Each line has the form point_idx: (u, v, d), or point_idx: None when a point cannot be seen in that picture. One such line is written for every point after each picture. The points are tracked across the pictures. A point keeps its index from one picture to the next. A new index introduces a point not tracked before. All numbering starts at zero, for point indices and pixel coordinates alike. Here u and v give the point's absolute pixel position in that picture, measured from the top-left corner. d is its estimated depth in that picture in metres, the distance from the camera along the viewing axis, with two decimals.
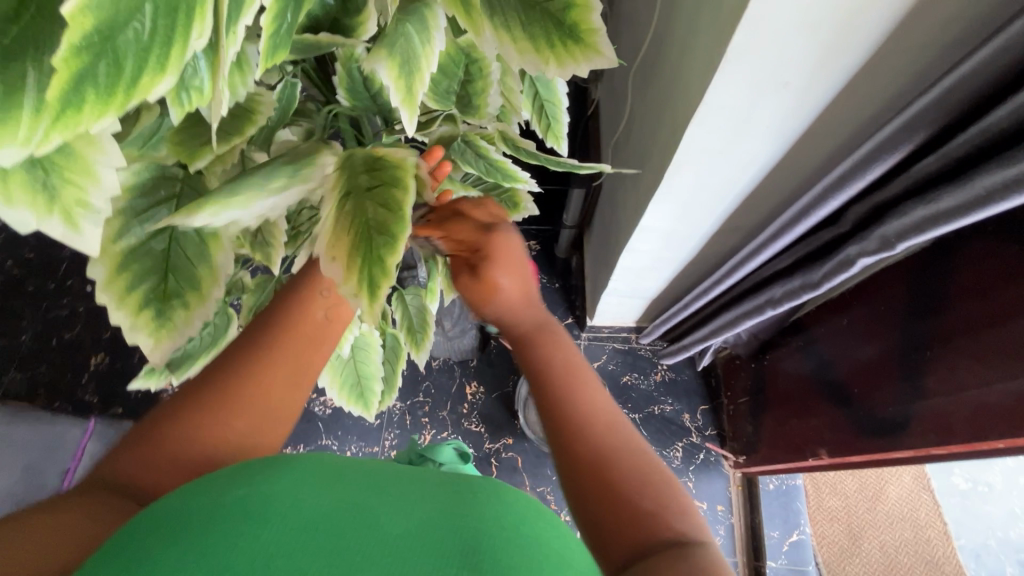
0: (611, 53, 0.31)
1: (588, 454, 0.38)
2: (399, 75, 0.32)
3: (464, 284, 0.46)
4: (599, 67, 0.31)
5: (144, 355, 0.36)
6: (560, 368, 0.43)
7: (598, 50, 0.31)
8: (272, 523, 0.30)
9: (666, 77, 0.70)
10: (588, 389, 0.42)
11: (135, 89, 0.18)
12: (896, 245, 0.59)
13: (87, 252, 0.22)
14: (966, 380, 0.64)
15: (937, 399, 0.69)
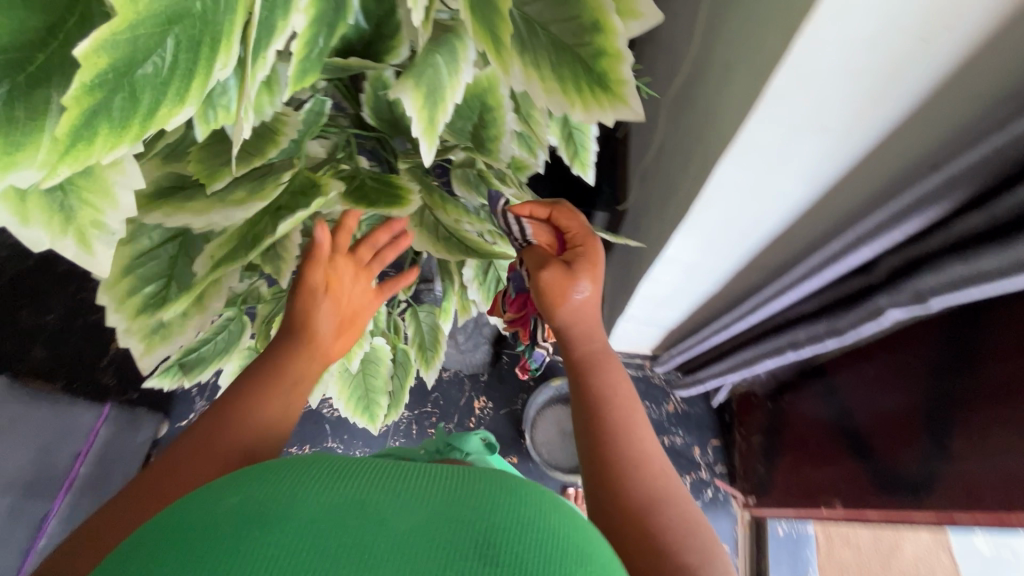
0: (636, 106, 0.30)
1: (637, 493, 0.42)
2: (424, 105, 0.32)
3: (553, 277, 0.51)
4: (624, 117, 0.31)
5: (133, 359, 0.37)
6: (621, 400, 0.48)
7: (624, 102, 0.31)
8: (276, 517, 0.27)
9: (699, 111, 0.69)
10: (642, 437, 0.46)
11: (153, 120, 0.18)
12: (929, 301, 0.56)
13: (98, 274, 0.22)
14: (997, 447, 0.61)
15: (965, 463, 0.66)
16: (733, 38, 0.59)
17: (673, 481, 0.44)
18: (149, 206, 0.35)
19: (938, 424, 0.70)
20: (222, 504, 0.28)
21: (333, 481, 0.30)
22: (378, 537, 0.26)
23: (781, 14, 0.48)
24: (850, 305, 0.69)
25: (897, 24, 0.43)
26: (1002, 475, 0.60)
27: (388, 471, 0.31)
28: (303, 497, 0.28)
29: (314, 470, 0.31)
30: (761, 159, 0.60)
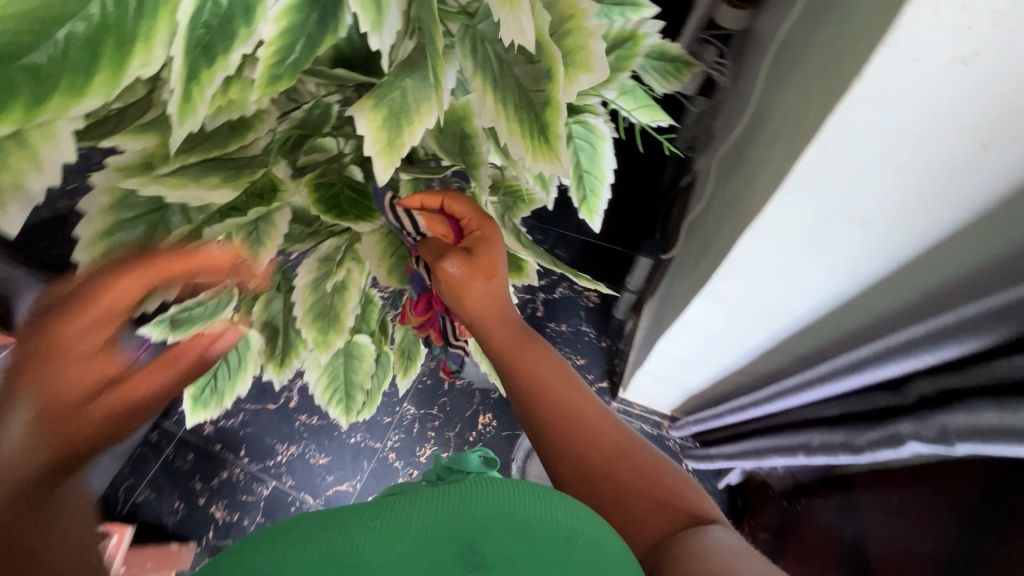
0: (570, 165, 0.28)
1: (591, 459, 0.43)
2: (382, 126, 0.32)
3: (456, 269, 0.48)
4: (554, 173, 0.29)
5: None
6: (560, 388, 0.47)
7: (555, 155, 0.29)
8: None
9: (744, 176, 0.65)
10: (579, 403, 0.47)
11: (44, 107, 0.20)
12: (954, 443, 0.48)
13: (5, 230, 0.24)
14: None
15: None
16: (783, 107, 0.55)
17: (620, 448, 0.44)
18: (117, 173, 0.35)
19: None
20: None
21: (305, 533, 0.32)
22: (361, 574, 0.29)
23: (822, 93, 0.44)
24: (873, 423, 0.61)
25: (949, 125, 0.37)
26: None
27: (334, 520, 0.33)
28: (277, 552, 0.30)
29: (286, 528, 0.33)
30: (789, 239, 0.55)
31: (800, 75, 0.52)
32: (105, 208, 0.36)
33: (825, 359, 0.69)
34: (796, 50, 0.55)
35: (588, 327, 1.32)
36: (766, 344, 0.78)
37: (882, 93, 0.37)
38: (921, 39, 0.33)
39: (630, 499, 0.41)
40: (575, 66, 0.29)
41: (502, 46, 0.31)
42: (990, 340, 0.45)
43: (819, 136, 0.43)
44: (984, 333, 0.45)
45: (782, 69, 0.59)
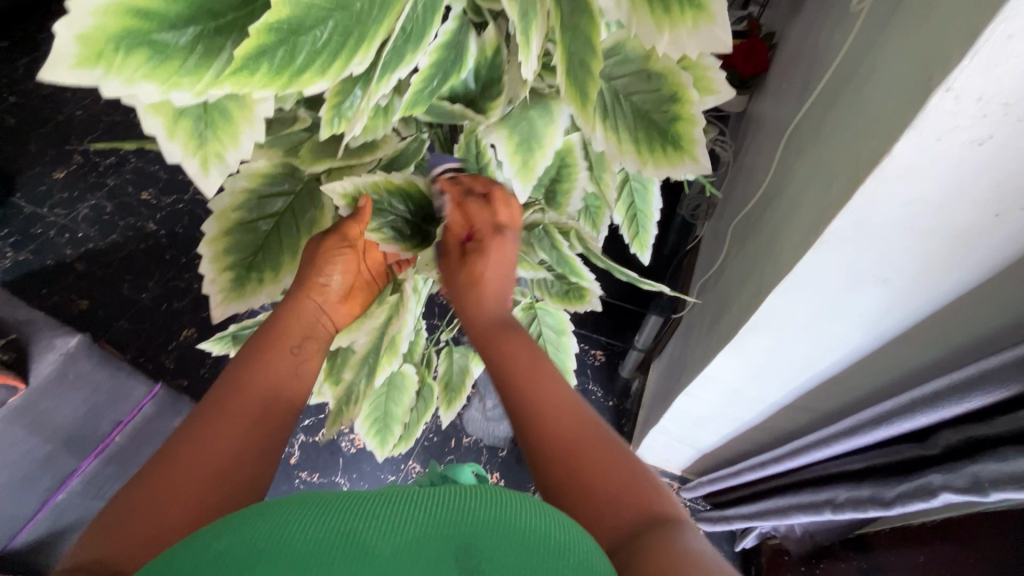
0: (706, 163, 0.34)
1: (558, 436, 0.39)
2: (516, 151, 0.41)
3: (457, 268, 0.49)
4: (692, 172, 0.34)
5: (209, 307, 0.42)
6: (526, 358, 0.45)
7: (693, 158, 0.34)
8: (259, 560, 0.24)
9: (764, 229, 0.71)
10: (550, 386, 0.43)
11: (297, 79, 0.23)
12: (989, 492, 0.49)
13: (204, 191, 0.27)
14: None
15: None
16: (804, 168, 0.61)
17: (585, 429, 0.40)
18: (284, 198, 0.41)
19: None
20: (209, 549, 0.25)
21: (317, 513, 0.27)
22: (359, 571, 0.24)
23: (849, 163, 0.49)
24: (901, 476, 0.61)
25: (966, 198, 0.42)
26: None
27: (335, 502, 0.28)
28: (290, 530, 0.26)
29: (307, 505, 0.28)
30: (820, 296, 0.58)
31: (819, 140, 0.59)
32: (230, 208, 0.41)
33: (847, 413, 0.71)
34: (812, 121, 0.63)
35: (595, 386, 1.33)
36: (784, 400, 0.79)
37: (908, 168, 0.42)
38: (943, 124, 0.38)
39: (587, 480, 0.37)
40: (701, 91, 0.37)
41: (616, 82, 0.36)
42: (1013, 390, 0.47)
43: (849, 205, 0.47)
44: (1008, 383, 0.47)
45: (798, 138, 0.66)
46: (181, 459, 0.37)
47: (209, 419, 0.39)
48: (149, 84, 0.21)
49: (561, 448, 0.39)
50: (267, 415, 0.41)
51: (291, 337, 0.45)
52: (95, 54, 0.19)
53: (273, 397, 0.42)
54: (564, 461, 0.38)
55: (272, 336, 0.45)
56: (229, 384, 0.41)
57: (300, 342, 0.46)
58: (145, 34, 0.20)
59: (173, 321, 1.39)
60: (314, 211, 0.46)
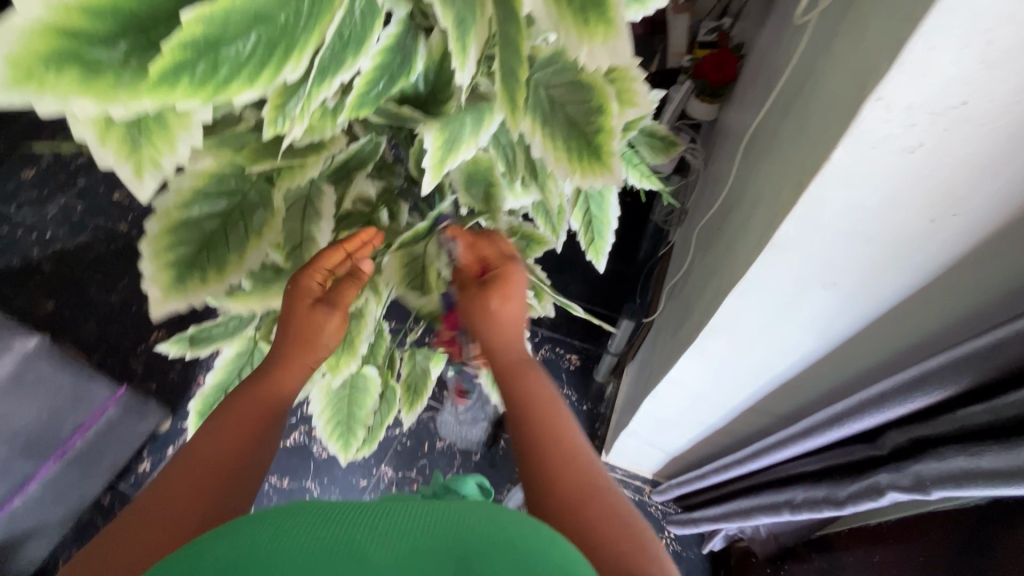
0: (621, 173, 0.34)
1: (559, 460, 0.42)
2: (439, 146, 0.38)
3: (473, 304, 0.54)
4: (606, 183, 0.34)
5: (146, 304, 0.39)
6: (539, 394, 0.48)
7: (608, 169, 0.34)
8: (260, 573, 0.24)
9: (723, 234, 0.73)
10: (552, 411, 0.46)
11: (226, 89, 0.23)
12: (931, 490, 0.50)
13: (138, 198, 0.27)
14: None
15: None
16: (759, 174, 0.63)
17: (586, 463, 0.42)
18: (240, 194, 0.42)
19: None
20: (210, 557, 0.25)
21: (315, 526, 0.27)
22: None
23: (794, 168, 0.51)
24: (852, 476, 0.63)
25: (901, 203, 0.44)
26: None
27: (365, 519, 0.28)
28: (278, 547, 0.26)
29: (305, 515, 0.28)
30: (772, 300, 0.59)
31: (772, 149, 0.60)
32: (174, 207, 0.39)
33: (804, 415, 0.73)
34: (767, 129, 0.64)
35: (569, 390, 1.34)
36: (746, 403, 0.80)
37: (845, 174, 0.43)
38: (876, 132, 0.40)
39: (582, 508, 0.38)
40: (625, 104, 0.38)
41: (553, 90, 0.37)
42: (951, 391, 0.49)
43: (794, 211, 0.49)
44: (945, 384, 0.49)
45: (755, 145, 0.68)
46: (185, 474, 0.41)
47: (216, 440, 0.43)
48: (81, 100, 0.21)
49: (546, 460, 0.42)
50: (259, 431, 0.46)
51: (289, 365, 0.49)
52: (24, 74, 0.19)
53: (269, 418, 0.47)
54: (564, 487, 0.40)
55: (272, 366, 0.49)
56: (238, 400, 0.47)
57: (293, 371, 0.50)
58: (69, 49, 0.20)
59: (142, 323, 1.36)
60: (263, 213, 0.43)
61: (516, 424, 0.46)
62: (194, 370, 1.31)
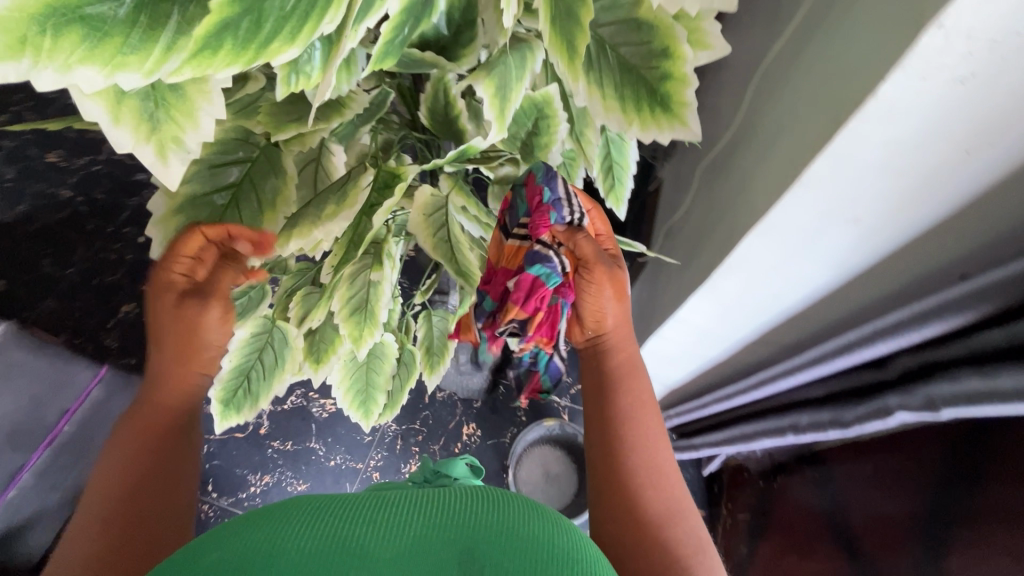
0: (697, 128, 0.31)
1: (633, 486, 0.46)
2: (495, 94, 0.33)
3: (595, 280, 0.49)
4: (681, 138, 0.32)
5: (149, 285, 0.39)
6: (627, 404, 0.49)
7: (683, 123, 0.32)
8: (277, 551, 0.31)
9: (734, 170, 0.71)
10: (650, 450, 0.48)
11: (265, 51, 0.20)
12: (941, 410, 0.54)
13: (167, 185, 0.24)
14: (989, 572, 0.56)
15: None
16: (777, 105, 0.61)
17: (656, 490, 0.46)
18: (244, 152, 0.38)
19: (931, 538, 0.66)
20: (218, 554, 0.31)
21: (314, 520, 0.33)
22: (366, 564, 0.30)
23: (826, 103, 0.49)
24: (858, 398, 0.66)
25: (941, 137, 0.43)
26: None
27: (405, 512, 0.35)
28: (291, 532, 0.32)
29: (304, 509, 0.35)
30: (793, 239, 0.59)
31: (794, 80, 0.57)
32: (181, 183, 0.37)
33: (810, 344, 0.75)
34: (785, 56, 0.61)
35: None
36: (750, 335, 0.82)
37: (888, 110, 0.42)
38: (931, 63, 0.38)
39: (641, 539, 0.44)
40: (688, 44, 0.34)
41: (602, 29, 0.34)
42: (969, 318, 0.51)
43: (828, 148, 0.47)
44: (964, 311, 0.51)
45: (769, 73, 0.65)
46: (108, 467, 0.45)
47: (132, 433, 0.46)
48: (88, 69, 0.19)
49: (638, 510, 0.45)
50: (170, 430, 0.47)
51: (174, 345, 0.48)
52: (19, 40, 0.17)
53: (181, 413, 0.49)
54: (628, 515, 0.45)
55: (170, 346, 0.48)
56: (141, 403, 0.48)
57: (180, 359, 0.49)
58: (73, 8, 0.18)
59: (108, 296, 1.27)
60: (275, 179, 0.39)
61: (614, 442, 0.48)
62: None
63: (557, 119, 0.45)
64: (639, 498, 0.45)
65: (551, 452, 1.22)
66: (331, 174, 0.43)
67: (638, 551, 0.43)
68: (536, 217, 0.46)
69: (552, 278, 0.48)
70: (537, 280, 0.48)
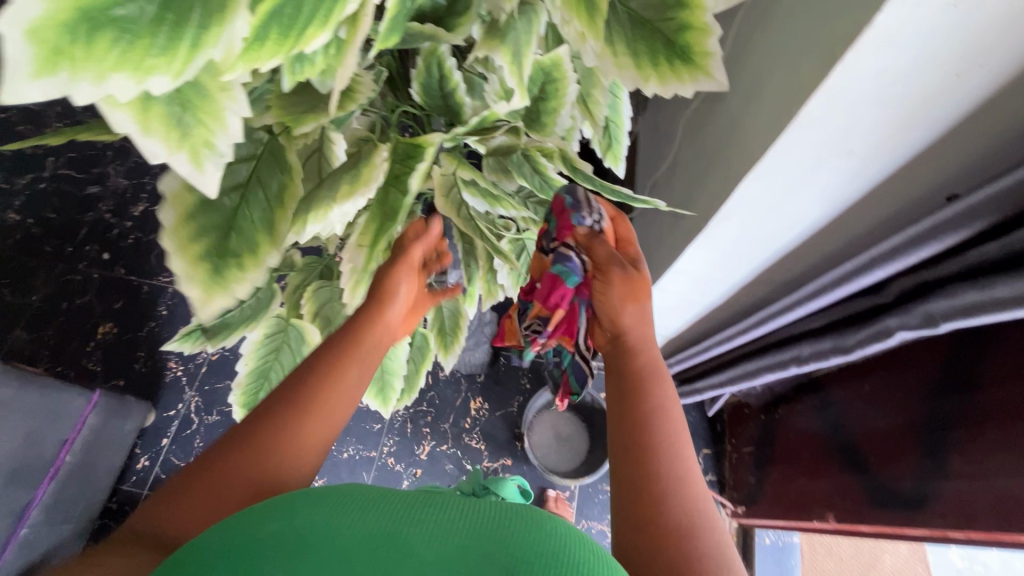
0: (724, 77, 0.31)
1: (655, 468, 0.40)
2: (512, 61, 0.32)
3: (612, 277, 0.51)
4: (705, 89, 0.31)
5: (192, 309, 0.31)
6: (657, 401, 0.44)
7: (708, 75, 0.31)
8: (318, 542, 0.32)
9: (721, 115, 0.71)
10: (683, 458, 0.41)
11: (304, 36, 0.19)
12: (940, 324, 0.57)
13: (205, 193, 0.22)
14: (992, 467, 0.61)
15: (959, 480, 0.65)
16: (762, 45, 0.61)
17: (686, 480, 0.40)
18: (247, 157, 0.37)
19: (932, 444, 0.70)
20: (262, 530, 0.33)
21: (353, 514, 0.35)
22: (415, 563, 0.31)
23: (818, 37, 0.49)
24: (857, 324, 0.69)
25: (935, 61, 0.44)
26: (1001, 496, 0.59)
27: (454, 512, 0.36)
28: (332, 524, 0.34)
29: (343, 499, 0.37)
30: (791, 177, 0.60)
31: (780, 17, 0.57)
32: (184, 187, 0.33)
33: (806, 279, 0.77)
34: None
35: None
36: (747, 277, 0.84)
37: (885, 38, 0.42)
38: None
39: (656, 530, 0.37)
40: None
41: None
42: (963, 235, 0.53)
43: (825, 82, 0.48)
44: (959, 229, 0.53)
45: (750, 12, 0.65)
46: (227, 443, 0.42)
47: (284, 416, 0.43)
48: (121, 77, 0.17)
49: (660, 516, 0.38)
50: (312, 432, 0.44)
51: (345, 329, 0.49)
52: (53, 52, 0.15)
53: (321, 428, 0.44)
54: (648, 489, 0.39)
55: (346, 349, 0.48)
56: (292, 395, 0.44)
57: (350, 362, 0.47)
58: (100, 10, 0.16)
59: (83, 318, 1.22)
60: (280, 176, 0.37)
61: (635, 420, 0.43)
62: (163, 357, 1.21)
63: (566, 83, 0.43)
64: (664, 498, 0.39)
65: (559, 415, 1.25)
66: (334, 162, 0.42)
67: (654, 551, 0.37)
68: (560, 223, 0.56)
69: (572, 277, 0.54)
70: (557, 279, 0.55)
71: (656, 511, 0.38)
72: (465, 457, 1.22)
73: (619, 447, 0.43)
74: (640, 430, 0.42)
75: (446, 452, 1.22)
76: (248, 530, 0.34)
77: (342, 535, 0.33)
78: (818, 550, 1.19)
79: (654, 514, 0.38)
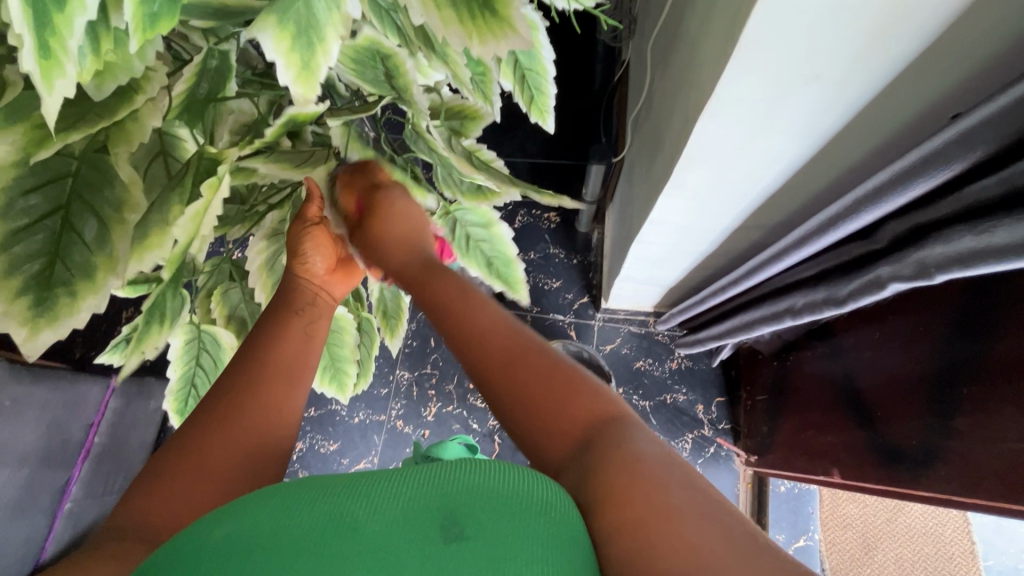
0: (528, 32, 0.26)
1: (497, 358, 0.39)
2: (293, 45, 0.27)
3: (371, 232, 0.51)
4: (515, 50, 0.27)
5: (13, 348, 0.30)
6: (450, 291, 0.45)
7: (513, 28, 0.26)
8: (253, 549, 0.26)
9: (685, 42, 0.61)
10: (488, 323, 0.42)
11: None
12: (934, 275, 0.48)
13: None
14: (1005, 431, 0.53)
15: (965, 441, 0.58)
16: None
17: (496, 346, 0.40)
18: (50, 162, 0.32)
19: (941, 402, 0.62)
20: (211, 535, 0.27)
21: (306, 504, 0.28)
22: (358, 544, 0.25)
23: None
24: (851, 273, 0.61)
25: None
26: (1006, 462, 0.52)
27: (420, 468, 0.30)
28: (278, 517, 0.27)
29: (303, 488, 0.30)
30: (750, 111, 0.52)
31: None
32: None
33: (798, 222, 0.68)
34: None
35: (556, 249, 1.28)
36: (735, 223, 0.76)
37: None
38: None
39: (525, 403, 0.37)
40: None
41: None
42: (959, 168, 0.43)
43: None
44: (952, 162, 0.43)
45: None
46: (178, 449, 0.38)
47: (241, 415, 0.41)
48: None
49: (537, 404, 0.37)
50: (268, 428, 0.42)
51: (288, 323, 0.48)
52: None
53: (271, 412, 0.42)
54: (503, 375, 0.38)
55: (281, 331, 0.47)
56: (227, 392, 0.42)
57: (300, 352, 0.47)
58: None
59: None
60: (110, 189, 0.33)
61: (450, 321, 0.43)
62: None
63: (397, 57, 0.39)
64: (507, 377, 0.38)
65: None
66: (185, 158, 0.39)
67: (529, 421, 0.37)
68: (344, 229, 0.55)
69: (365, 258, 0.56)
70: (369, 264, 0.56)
71: (536, 415, 0.37)
72: (471, 417, 1.23)
73: (479, 387, 0.40)
74: (479, 348, 0.40)
75: (452, 412, 1.23)
76: (202, 534, 0.28)
77: (283, 534, 0.26)
78: (841, 494, 1.14)
79: (511, 394, 0.38)
